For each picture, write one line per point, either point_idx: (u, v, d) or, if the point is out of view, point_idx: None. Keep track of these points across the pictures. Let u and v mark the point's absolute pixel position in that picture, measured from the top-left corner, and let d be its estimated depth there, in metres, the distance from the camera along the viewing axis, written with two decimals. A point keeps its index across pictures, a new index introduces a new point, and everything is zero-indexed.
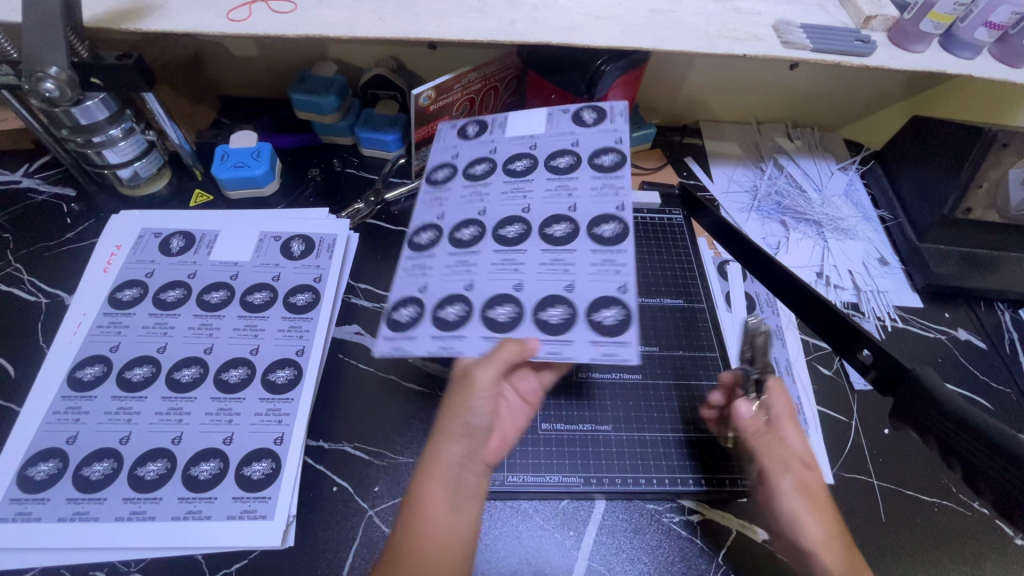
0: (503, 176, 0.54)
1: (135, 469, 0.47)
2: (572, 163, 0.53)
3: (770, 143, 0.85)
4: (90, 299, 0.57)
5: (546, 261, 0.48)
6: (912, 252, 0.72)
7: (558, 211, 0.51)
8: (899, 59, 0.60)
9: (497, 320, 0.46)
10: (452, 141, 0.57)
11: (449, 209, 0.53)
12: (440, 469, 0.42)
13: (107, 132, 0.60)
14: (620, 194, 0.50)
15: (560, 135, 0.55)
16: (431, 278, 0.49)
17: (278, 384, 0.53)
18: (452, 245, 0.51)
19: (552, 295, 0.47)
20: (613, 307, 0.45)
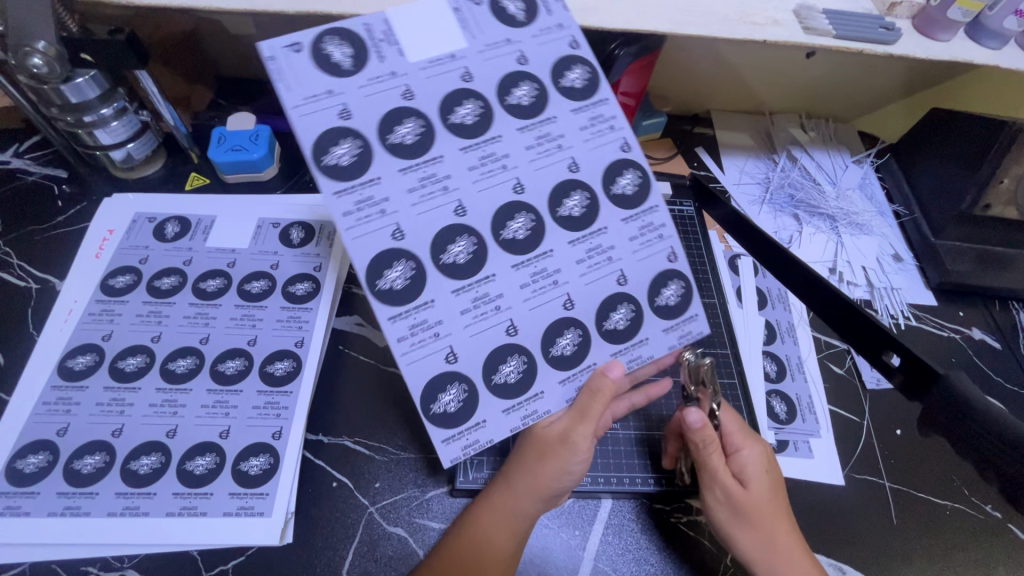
0: (452, 137, 0.43)
1: (128, 463, 0.45)
2: (534, 97, 0.45)
3: (783, 134, 0.82)
4: (82, 286, 0.55)
5: (583, 258, 0.46)
6: (927, 248, 0.70)
7: (567, 177, 0.45)
8: (924, 48, 0.57)
9: (563, 354, 0.45)
10: (320, 80, 0.40)
11: (410, 224, 0.42)
12: (510, 499, 0.45)
13: (99, 112, 0.58)
14: (617, 131, 0.47)
15: (493, 48, 0.44)
16: (457, 341, 0.42)
17: (277, 376, 0.51)
18: (446, 276, 0.43)
19: (610, 296, 0.46)
20: (670, 285, 0.48)
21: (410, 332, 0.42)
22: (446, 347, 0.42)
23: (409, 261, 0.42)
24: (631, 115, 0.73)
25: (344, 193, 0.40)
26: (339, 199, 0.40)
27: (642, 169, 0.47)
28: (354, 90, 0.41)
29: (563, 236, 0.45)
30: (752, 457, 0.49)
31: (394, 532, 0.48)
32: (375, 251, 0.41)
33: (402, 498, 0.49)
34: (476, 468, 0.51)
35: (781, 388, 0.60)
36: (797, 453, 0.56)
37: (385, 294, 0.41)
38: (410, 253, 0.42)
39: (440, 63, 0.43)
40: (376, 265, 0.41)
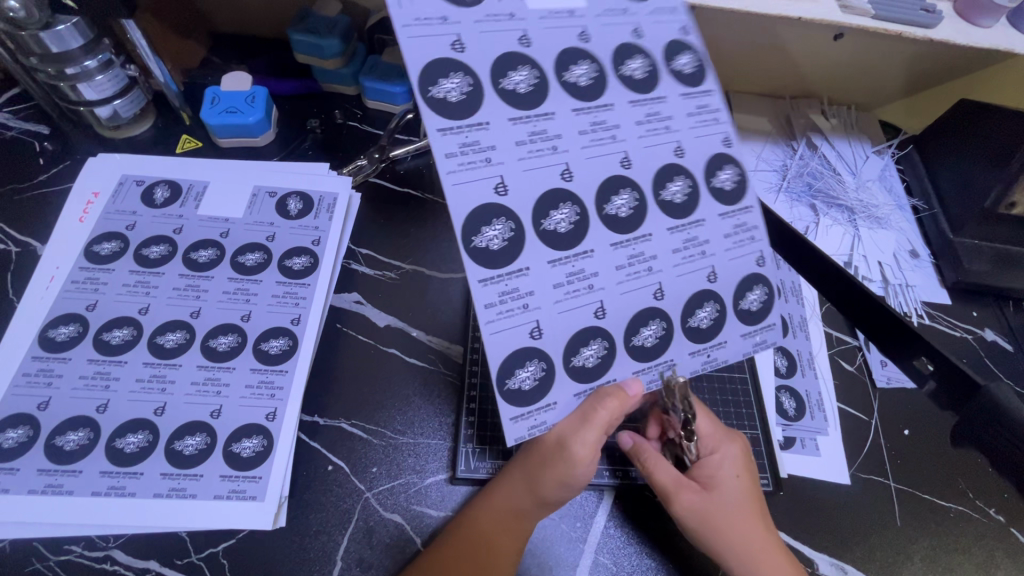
0: (567, 96, 0.39)
1: (114, 441, 0.43)
2: (648, 71, 0.42)
3: (804, 120, 0.79)
4: (64, 251, 0.52)
5: (679, 249, 0.42)
6: (945, 245, 0.68)
7: (670, 161, 0.42)
8: (966, 33, 0.54)
9: (644, 346, 0.42)
10: (437, 6, 0.36)
11: (516, 178, 0.37)
12: (500, 494, 0.45)
13: (83, 64, 0.54)
14: (721, 125, 0.44)
15: (611, 15, 0.42)
16: (546, 318, 0.38)
17: (271, 355, 0.49)
18: (544, 243, 0.38)
19: (698, 293, 0.43)
20: (756, 289, 0.45)
21: (500, 299, 0.37)
22: (533, 321, 0.38)
23: (506, 219, 0.37)
24: None
25: (449, 131, 0.36)
26: (442, 136, 0.35)
27: (740, 168, 0.44)
28: (470, 24, 0.37)
29: (665, 222, 0.42)
30: (727, 460, 0.48)
31: (391, 519, 0.46)
32: (477, 204, 0.36)
33: (400, 484, 0.48)
34: (477, 457, 0.49)
35: (790, 384, 0.58)
36: (804, 450, 0.55)
37: (479, 254, 0.36)
38: (511, 212, 0.37)
39: (558, 17, 0.40)
40: (474, 220, 0.36)
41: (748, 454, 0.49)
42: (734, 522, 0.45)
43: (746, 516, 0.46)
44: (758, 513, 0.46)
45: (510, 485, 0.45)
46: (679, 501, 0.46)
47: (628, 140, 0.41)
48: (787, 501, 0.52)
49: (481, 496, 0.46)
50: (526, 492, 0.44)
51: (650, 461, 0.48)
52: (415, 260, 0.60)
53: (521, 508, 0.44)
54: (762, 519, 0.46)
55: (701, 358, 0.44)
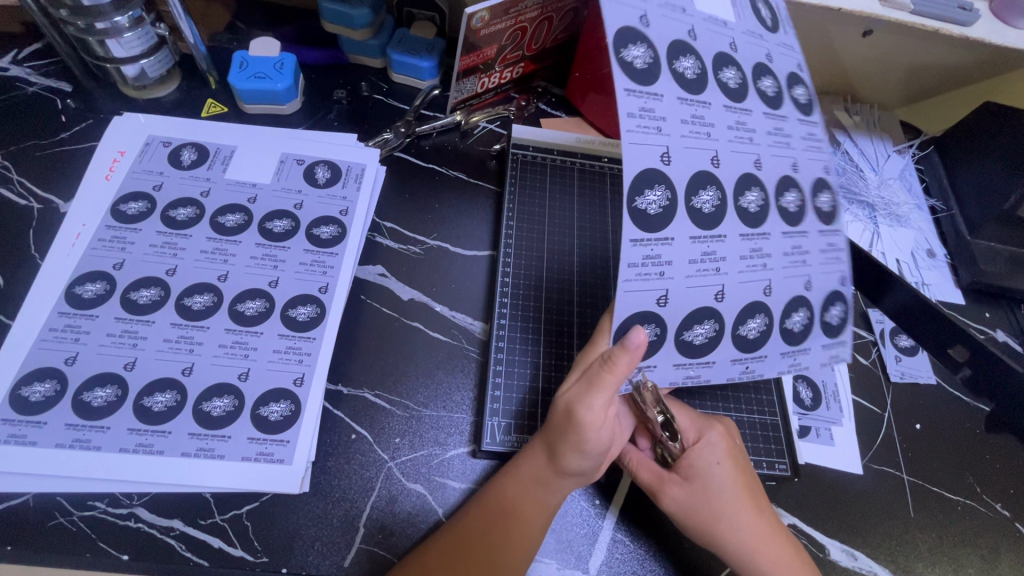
0: (675, 83, 0.39)
1: (141, 399, 0.43)
2: (740, 82, 0.42)
3: (827, 116, 0.79)
4: (91, 209, 0.51)
5: (788, 251, 0.44)
6: (962, 245, 0.69)
7: (750, 172, 0.42)
8: (1000, 32, 0.55)
9: (748, 337, 0.45)
10: None
11: (678, 154, 0.38)
12: (522, 472, 0.44)
13: (113, 20, 0.53)
14: (795, 150, 0.44)
15: (750, 33, 0.44)
16: (676, 288, 0.40)
17: (300, 321, 0.48)
18: (690, 220, 0.40)
19: (795, 297, 0.45)
20: (838, 304, 0.46)
21: (642, 261, 0.39)
22: (662, 289, 0.40)
23: (664, 187, 0.38)
24: None
25: (634, 92, 0.37)
26: (627, 95, 0.37)
27: (804, 193, 0.45)
28: (654, 9, 0.40)
29: (781, 226, 0.44)
30: (710, 450, 0.47)
31: (413, 489, 0.46)
32: (643, 168, 0.37)
33: (422, 455, 0.48)
34: (502, 431, 0.49)
35: (807, 374, 0.59)
36: (818, 439, 0.55)
37: (639, 215, 0.38)
38: (670, 181, 0.38)
39: (715, 21, 0.43)
40: (642, 182, 0.37)
41: (731, 438, 0.49)
42: (722, 513, 0.46)
43: (736, 504, 0.46)
44: (750, 500, 0.46)
45: (534, 462, 0.44)
46: (665, 495, 0.47)
47: (722, 143, 0.41)
48: (805, 488, 0.53)
49: (509, 469, 0.45)
50: (553, 467, 0.43)
51: (633, 461, 0.49)
52: (439, 236, 0.60)
53: (547, 483, 0.44)
54: (753, 501, 0.47)
55: (790, 360, 0.46)
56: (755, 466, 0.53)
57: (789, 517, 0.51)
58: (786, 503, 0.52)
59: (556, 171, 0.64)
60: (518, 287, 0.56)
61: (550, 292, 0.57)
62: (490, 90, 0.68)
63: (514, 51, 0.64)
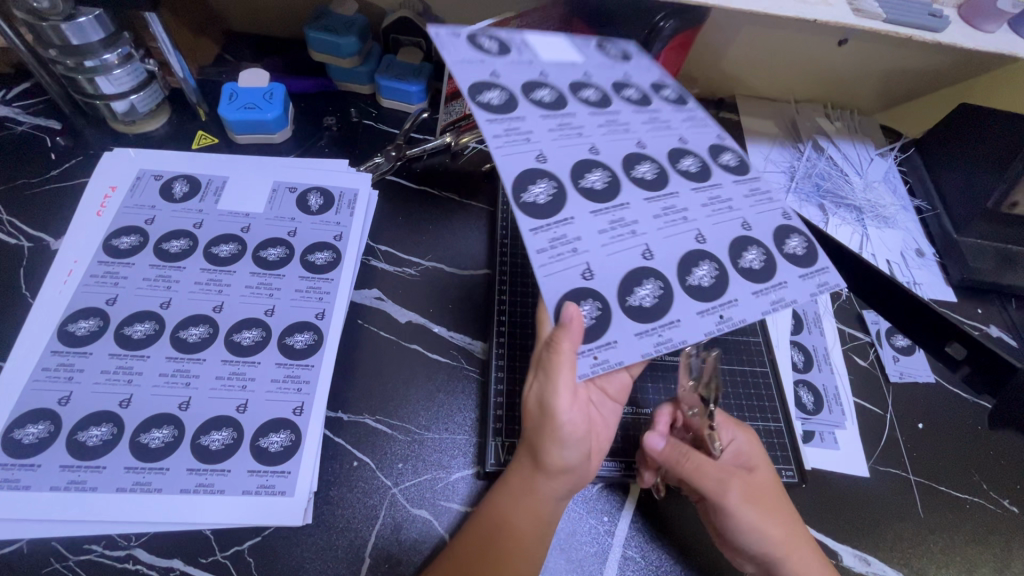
0: (535, 108, 0.48)
1: (138, 436, 0.42)
2: (599, 97, 0.52)
3: (808, 123, 0.81)
4: (82, 246, 0.51)
5: (705, 202, 0.48)
6: (950, 244, 0.70)
7: (634, 151, 0.49)
8: (971, 37, 0.57)
9: (701, 286, 0.45)
10: (474, 54, 0.49)
11: (552, 153, 0.47)
12: (510, 484, 0.44)
13: (102, 57, 0.53)
14: (674, 129, 0.52)
15: (603, 65, 0.54)
16: (594, 259, 0.43)
17: (297, 349, 0.48)
18: (585, 199, 0.46)
19: (739, 238, 0.47)
20: (794, 237, 0.47)
21: (550, 245, 0.43)
22: (583, 263, 0.43)
23: (547, 182, 0.45)
24: None
25: (493, 121, 0.46)
26: (488, 125, 0.46)
27: (700, 158, 0.51)
28: (505, 63, 0.50)
29: (687, 184, 0.48)
30: (753, 448, 0.49)
31: (419, 515, 0.46)
32: (522, 170, 0.45)
33: (426, 480, 0.47)
34: (505, 451, 0.48)
35: (808, 379, 0.59)
36: (823, 443, 0.55)
37: (529, 208, 0.44)
38: (552, 174, 0.46)
39: (563, 62, 0.53)
40: (523, 180, 0.44)
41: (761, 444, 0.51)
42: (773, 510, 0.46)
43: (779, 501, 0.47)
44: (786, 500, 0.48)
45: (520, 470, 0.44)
46: (731, 494, 0.45)
47: (593, 139, 0.49)
48: (812, 494, 0.53)
49: (499, 483, 0.45)
50: (537, 469, 0.43)
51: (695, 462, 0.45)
52: (435, 257, 0.60)
53: (537, 488, 0.43)
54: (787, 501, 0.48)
55: (767, 298, 0.44)
56: None
57: None
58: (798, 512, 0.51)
59: None
60: (515, 302, 0.56)
61: None
62: None
63: None
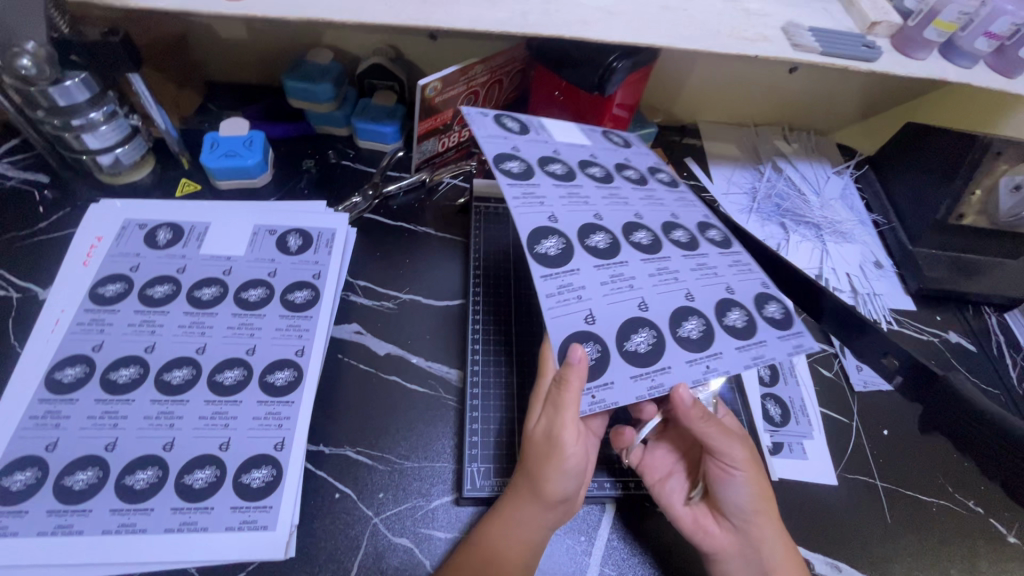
0: (549, 178, 0.51)
1: (123, 478, 0.44)
2: (604, 174, 0.55)
3: (768, 146, 0.86)
4: (69, 295, 0.53)
5: (694, 267, 0.50)
6: (905, 255, 0.74)
7: (631, 220, 0.52)
8: (902, 65, 0.62)
9: (690, 337, 0.46)
10: (499, 132, 0.53)
11: (563, 214, 0.49)
12: (507, 516, 0.45)
13: (88, 116, 0.56)
14: (666, 207, 0.55)
15: (613, 151, 0.60)
16: (597, 306, 0.45)
17: (277, 386, 0.50)
18: (591, 255, 0.48)
19: (722, 300, 0.48)
20: (772, 303, 0.49)
21: (559, 290, 0.45)
22: (586, 309, 0.45)
23: (558, 240, 0.47)
24: (624, 127, 0.74)
25: (515, 184, 0.49)
26: (511, 187, 0.48)
27: (689, 231, 0.53)
28: (524, 141, 0.54)
29: (678, 252, 0.51)
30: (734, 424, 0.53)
31: (400, 543, 0.47)
32: (534, 225, 0.47)
33: (407, 508, 0.49)
34: (482, 476, 0.50)
35: (774, 392, 0.61)
36: (792, 454, 0.57)
37: (541, 257, 0.46)
38: (562, 232, 0.48)
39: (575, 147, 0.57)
40: (537, 233, 0.47)
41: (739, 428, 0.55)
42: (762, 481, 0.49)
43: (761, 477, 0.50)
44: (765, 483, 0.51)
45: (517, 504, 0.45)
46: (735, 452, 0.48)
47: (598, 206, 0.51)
48: (783, 504, 0.54)
49: (492, 515, 0.46)
50: (535, 503, 0.45)
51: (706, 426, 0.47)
52: (412, 289, 0.62)
53: (531, 523, 0.45)
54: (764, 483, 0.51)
55: (749, 353, 0.46)
56: None
57: None
58: None
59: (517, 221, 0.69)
60: (490, 331, 0.59)
61: (522, 336, 0.59)
62: (452, 147, 0.72)
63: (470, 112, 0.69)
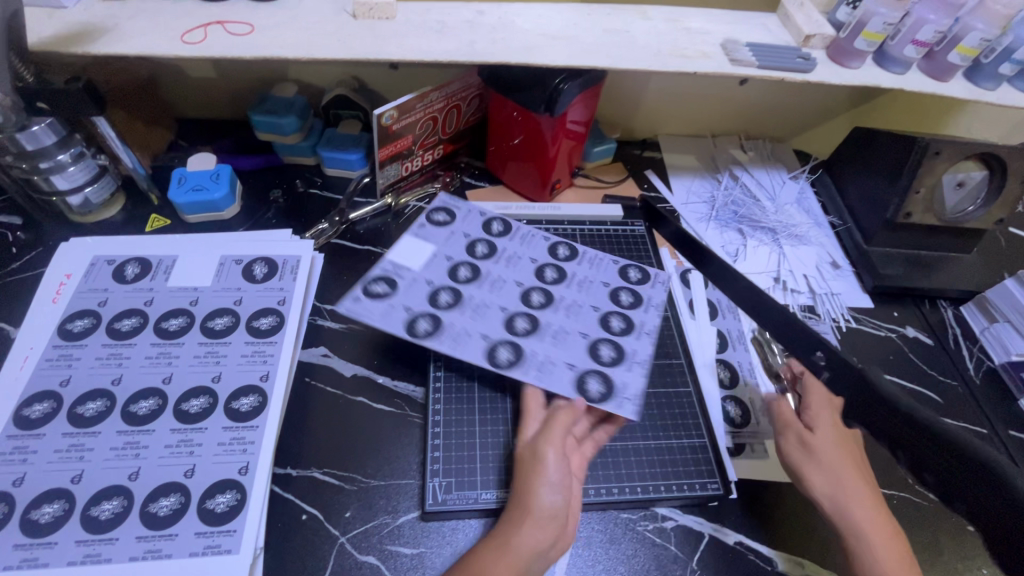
0: (396, 294, 0.57)
1: (89, 509, 0.45)
2: (468, 275, 0.61)
3: (725, 155, 0.88)
4: (38, 333, 0.54)
5: (504, 264, 0.63)
6: (861, 255, 0.76)
7: (448, 265, 0.62)
8: (837, 74, 0.65)
9: (540, 299, 0.61)
10: (233, 283, 0.59)
11: (404, 295, 0.57)
12: (499, 538, 0.44)
13: (56, 158, 0.59)
14: (454, 233, 0.65)
15: (442, 242, 0.64)
16: (479, 327, 0.56)
17: (242, 412, 0.51)
18: (450, 312, 0.57)
19: (541, 266, 0.64)
20: (563, 246, 0.66)
21: (448, 344, 0.54)
22: (479, 335, 0.56)
23: (431, 320, 0.56)
24: (582, 143, 0.77)
25: (358, 298, 0.56)
26: (355, 301, 0.56)
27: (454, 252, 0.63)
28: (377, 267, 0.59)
29: (489, 264, 0.63)
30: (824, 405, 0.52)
31: (367, 561, 0.48)
32: (395, 326, 0.55)
33: (373, 526, 0.50)
34: (444, 490, 0.51)
35: (735, 394, 0.62)
36: (754, 455, 0.58)
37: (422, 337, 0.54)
38: (421, 313, 0.56)
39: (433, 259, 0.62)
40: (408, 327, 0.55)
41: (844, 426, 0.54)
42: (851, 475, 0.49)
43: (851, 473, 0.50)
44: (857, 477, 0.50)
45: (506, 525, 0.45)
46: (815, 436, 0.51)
47: (508, 279, 0.62)
48: (745, 504, 0.55)
49: (486, 542, 0.45)
50: (527, 520, 0.45)
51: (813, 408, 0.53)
52: None
53: (524, 544, 0.43)
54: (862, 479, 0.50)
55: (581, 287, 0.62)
56: (688, 490, 0.54)
57: (735, 535, 0.53)
58: (735, 523, 0.54)
59: None
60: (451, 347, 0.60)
61: None
62: (416, 172, 0.75)
63: (431, 137, 0.72)
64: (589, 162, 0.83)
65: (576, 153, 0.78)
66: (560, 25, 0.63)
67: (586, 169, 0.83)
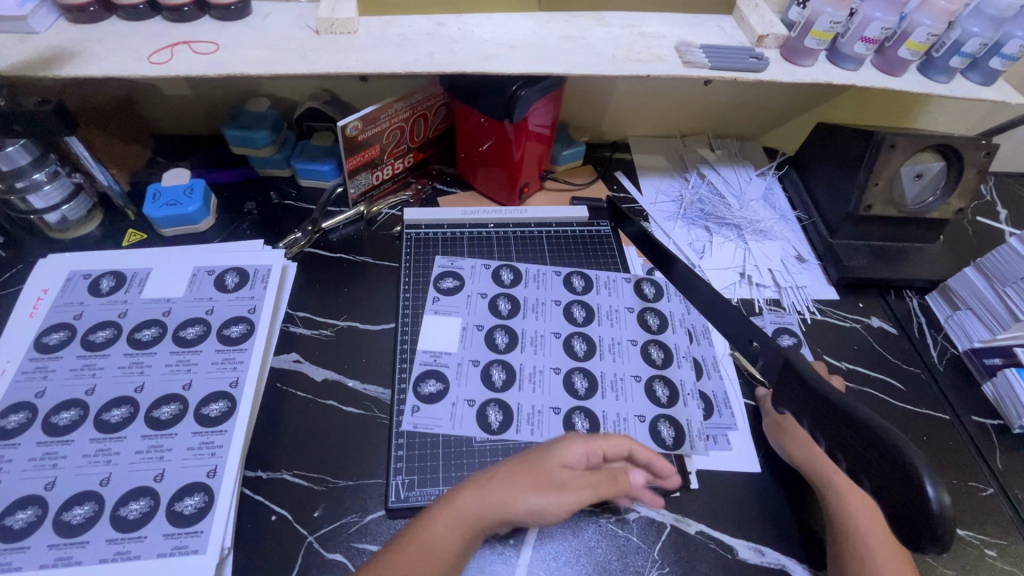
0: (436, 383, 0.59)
1: (62, 514, 0.46)
2: (506, 338, 0.64)
3: (694, 154, 0.90)
4: (15, 347, 0.56)
5: (464, 305, 0.66)
6: (826, 248, 0.77)
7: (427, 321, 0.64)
8: (790, 72, 0.66)
9: (504, 339, 0.63)
10: (208, 292, 0.61)
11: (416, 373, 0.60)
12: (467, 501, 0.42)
13: (31, 177, 0.61)
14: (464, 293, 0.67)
15: (460, 303, 0.66)
16: (467, 383, 0.59)
17: (211, 417, 0.53)
18: (444, 376, 0.60)
19: (497, 302, 0.67)
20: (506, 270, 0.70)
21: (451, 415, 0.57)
22: (477, 392, 0.59)
23: (499, 405, 0.58)
24: (549, 147, 0.78)
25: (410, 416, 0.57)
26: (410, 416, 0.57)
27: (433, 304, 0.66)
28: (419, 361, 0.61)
29: (449, 304, 0.66)
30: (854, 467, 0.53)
31: (334, 559, 0.49)
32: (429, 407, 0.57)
33: (342, 524, 0.51)
34: (407, 488, 0.53)
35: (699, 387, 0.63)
36: (716, 446, 0.59)
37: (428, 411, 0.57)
38: (419, 386, 0.59)
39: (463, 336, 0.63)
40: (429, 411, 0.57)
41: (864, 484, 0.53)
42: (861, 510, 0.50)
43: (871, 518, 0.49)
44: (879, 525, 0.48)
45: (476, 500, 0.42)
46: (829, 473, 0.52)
47: (546, 334, 0.64)
48: (707, 494, 0.56)
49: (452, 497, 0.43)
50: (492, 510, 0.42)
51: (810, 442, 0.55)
52: (349, 315, 0.66)
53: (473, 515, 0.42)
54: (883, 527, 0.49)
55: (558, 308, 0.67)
56: (648, 481, 0.55)
57: (696, 526, 0.54)
58: (696, 514, 0.55)
59: (446, 244, 0.72)
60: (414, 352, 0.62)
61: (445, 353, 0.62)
62: (387, 180, 0.77)
63: (399, 146, 0.74)
64: (559, 166, 0.85)
65: (544, 157, 0.79)
66: (518, 33, 0.65)
67: (555, 172, 0.85)
